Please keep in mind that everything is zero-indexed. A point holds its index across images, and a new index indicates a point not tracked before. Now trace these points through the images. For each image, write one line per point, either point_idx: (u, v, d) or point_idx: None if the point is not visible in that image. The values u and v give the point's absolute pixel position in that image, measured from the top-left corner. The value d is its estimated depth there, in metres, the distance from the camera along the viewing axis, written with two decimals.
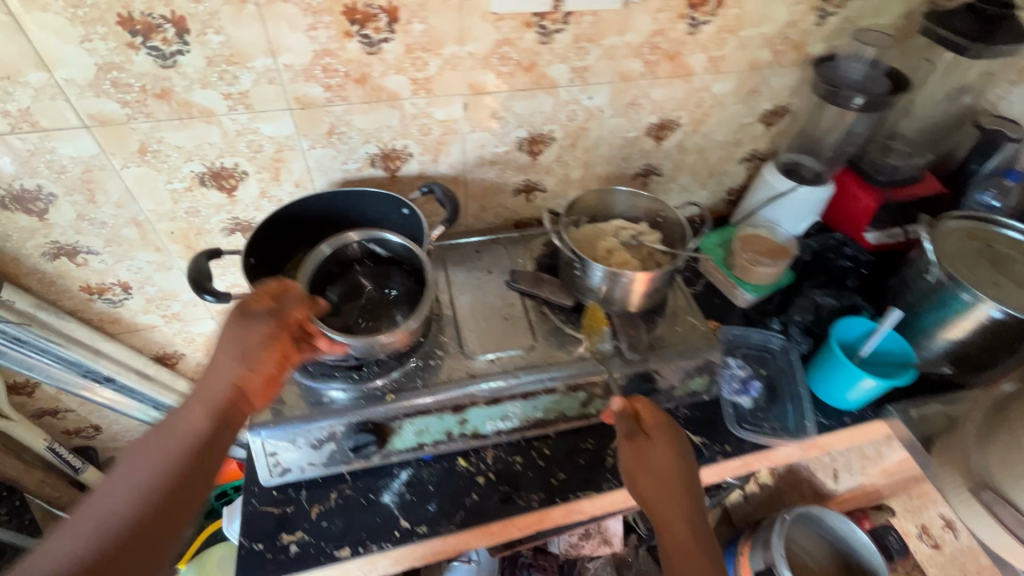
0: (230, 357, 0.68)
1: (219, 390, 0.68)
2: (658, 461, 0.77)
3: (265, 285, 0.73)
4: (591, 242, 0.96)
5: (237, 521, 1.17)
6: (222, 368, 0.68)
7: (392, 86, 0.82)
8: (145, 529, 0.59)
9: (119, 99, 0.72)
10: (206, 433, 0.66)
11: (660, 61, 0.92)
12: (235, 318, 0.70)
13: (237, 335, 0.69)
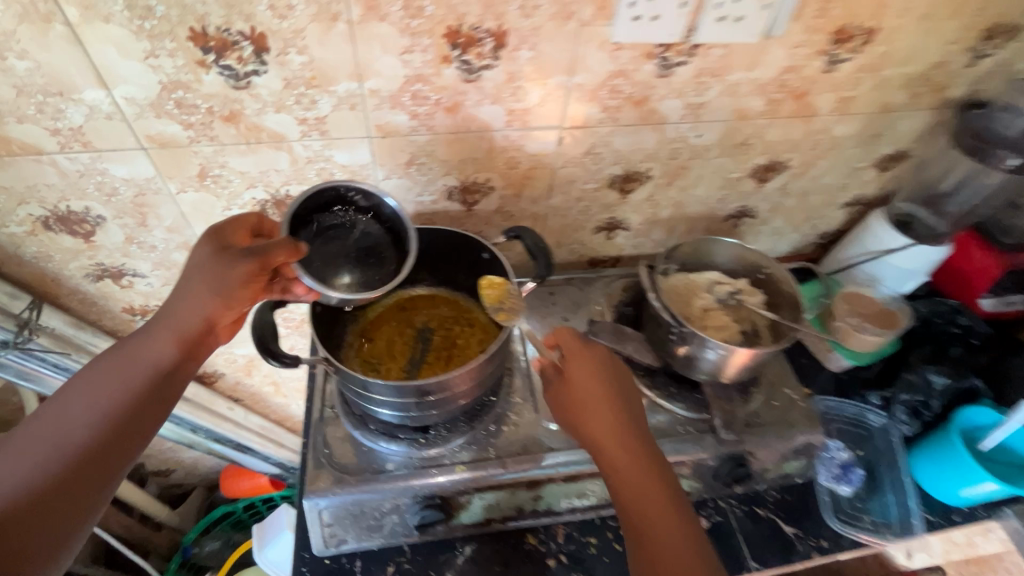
0: (200, 287, 0.59)
1: (193, 322, 0.60)
2: (588, 391, 0.66)
3: (242, 218, 0.64)
4: (684, 297, 0.86)
5: (270, 547, 1.14)
6: (194, 299, 0.59)
7: (485, 116, 0.71)
8: (97, 460, 0.54)
9: (183, 120, 0.62)
10: (170, 363, 0.59)
11: (784, 99, 0.80)
12: (213, 252, 0.60)
13: (213, 266, 0.59)
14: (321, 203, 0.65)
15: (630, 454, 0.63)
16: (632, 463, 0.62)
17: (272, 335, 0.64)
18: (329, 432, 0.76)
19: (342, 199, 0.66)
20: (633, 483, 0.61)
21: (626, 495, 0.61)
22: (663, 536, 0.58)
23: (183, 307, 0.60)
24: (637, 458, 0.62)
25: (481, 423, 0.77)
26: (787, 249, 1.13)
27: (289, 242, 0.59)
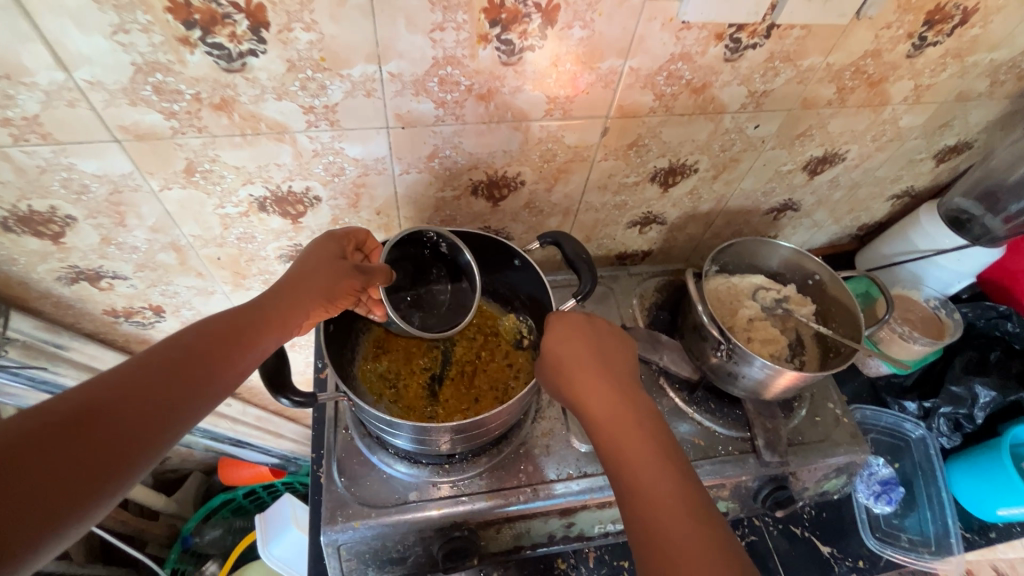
0: (310, 278, 0.55)
1: (296, 307, 0.53)
2: (576, 358, 0.60)
3: (354, 232, 0.62)
4: (728, 305, 0.79)
5: (275, 543, 1.10)
6: (302, 287, 0.54)
7: (523, 104, 0.61)
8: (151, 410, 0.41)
9: (164, 109, 0.51)
10: (261, 334, 0.50)
11: (858, 87, 0.71)
12: (327, 254, 0.57)
13: (324, 268, 0.56)
14: (412, 245, 0.64)
15: (623, 416, 0.54)
16: (623, 425, 0.53)
17: (278, 364, 0.55)
18: (343, 457, 0.69)
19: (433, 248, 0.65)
20: (623, 444, 0.51)
21: (616, 459, 0.51)
22: (660, 499, 0.46)
23: (290, 288, 0.54)
24: (631, 419, 0.54)
25: (507, 445, 0.72)
26: (824, 241, 1.06)
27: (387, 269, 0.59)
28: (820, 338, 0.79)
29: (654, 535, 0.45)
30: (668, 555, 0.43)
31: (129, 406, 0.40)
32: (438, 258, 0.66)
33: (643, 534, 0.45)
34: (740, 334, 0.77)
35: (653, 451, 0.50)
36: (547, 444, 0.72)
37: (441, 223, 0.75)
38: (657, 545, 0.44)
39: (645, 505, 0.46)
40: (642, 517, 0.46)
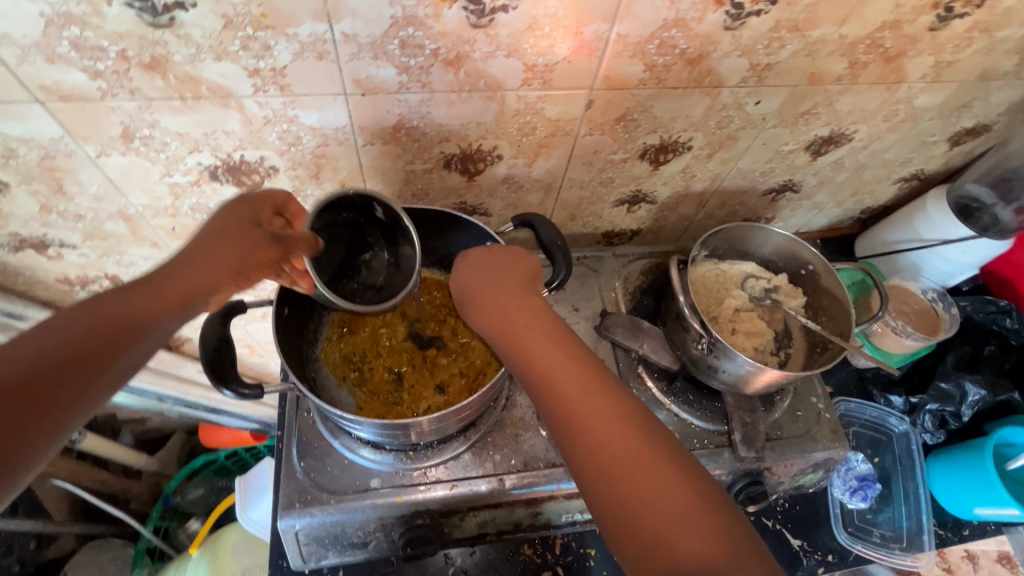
0: (219, 247, 0.48)
1: (201, 279, 0.47)
2: (495, 292, 0.56)
3: (272, 193, 0.55)
4: (713, 294, 0.75)
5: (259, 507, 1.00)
6: (210, 256, 0.47)
7: (497, 72, 0.55)
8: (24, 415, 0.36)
9: (87, 67, 0.46)
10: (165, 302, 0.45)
11: (872, 62, 0.64)
12: (236, 223, 0.50)
13: (235, 237, 0.49)
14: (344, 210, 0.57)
15: (549, 343, 0.50)
16: (546, 348, 0.50)
17: (223, 355, 0.54)
18: (305, 441, 0.67)
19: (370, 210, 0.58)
20: (553, 372, 0.48)
21: (547, 390, 0.47)
22: (603, 422, 0.44)
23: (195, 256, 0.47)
24: (558, 344, 0.50)
25: (474, 432, 0.69)
26: (824, 223, 1.00)
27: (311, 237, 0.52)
28: (808, 332, 0.76)
29: (604, 459, 0.42)
30: (624, 477, 0.41)
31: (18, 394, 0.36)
32: (377, 223, 0.59)
33: (593, 460, 0.43)
34: (724, 325, 0.73)
35: (584, 375, 0.47)
36: (516, 433, 0.69)
37: (412, 197, 0.70)
38: (609, 469, 0.42)
39: (589, 431, 0.44)
40: (589, 444, 0.43)
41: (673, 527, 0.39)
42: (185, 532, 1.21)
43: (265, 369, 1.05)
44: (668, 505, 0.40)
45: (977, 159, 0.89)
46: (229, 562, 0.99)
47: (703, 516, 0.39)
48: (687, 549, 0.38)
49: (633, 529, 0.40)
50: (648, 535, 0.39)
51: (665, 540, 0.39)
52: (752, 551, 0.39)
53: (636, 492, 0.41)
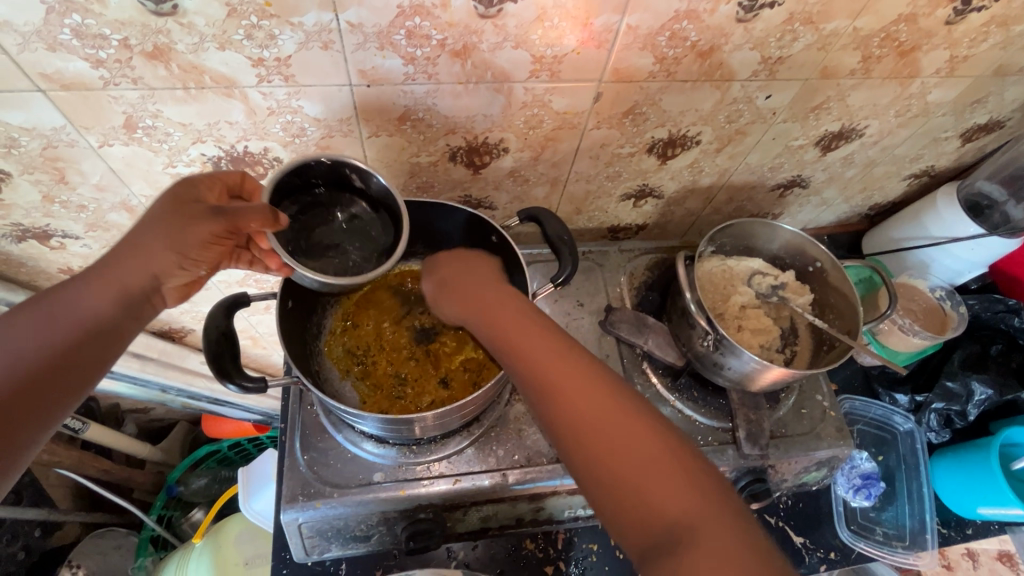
0: (151, 237, 0.49)
1: (134, 277, 0.49)
2: (472, 290, 0.58)
3: (222, 173, 0.53)
4: (720, 290, 0.74)
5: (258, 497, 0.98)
6: (142, 249, 0.49)
7: (504, 63, 0.54)
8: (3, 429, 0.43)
9: (89, 56, 0.45)
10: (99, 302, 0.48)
11: (886, 56, 0.63)
12: (171, 207, 0.50)
13: (167, 222, 0.49)
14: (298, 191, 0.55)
15: (524, 320, 0.50)
16: (517, 325, 0.50)
17: (226, 349, 0.53)
18: (307, 435, 0.67)
19: (340, 171, 0.55)
20: (527, 346, 0.48)
21: (522, 365, 0.47)
22: (577, 388, 0.43)
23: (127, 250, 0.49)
24: (531, 320, 0.50)
25: (478, 427, 0.68)
26: (832, 219, 0.99)
27: (269, 208, 0.49)
28: (814, 329, 0.75)
29: (579, 425, 0.42)
30: (597, 440, 0.41)
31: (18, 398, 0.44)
32: (352, 186, 0.57)
33: (568, 426, 0.42)
34: (730, 322, 0.72)
35: (558, 347, 0.47)
36: (520, 428, 0.69)
37: (417, 189, 0.69)
38: (583, 433, 0.41)
39: (563, 398, 0.43)
40: (562, 411, 0.43)
41: (649, 481, 0.38)
42: (188, 522, 1.21)
43: (269, 360, 1.05)
44: (641, 463, 0.39)
45: (989, 155, 0.88)
46: (230, 552, 0.99)
47: (678, 472, 0.38)
48: (664, 506, 0.37)
49: (610, 489, 0.39)
50: (624, 495, 0.39)
51: (642, 497, 0.38)
52: (730, 505, 0.37)
53: (610, 451, 0.40)
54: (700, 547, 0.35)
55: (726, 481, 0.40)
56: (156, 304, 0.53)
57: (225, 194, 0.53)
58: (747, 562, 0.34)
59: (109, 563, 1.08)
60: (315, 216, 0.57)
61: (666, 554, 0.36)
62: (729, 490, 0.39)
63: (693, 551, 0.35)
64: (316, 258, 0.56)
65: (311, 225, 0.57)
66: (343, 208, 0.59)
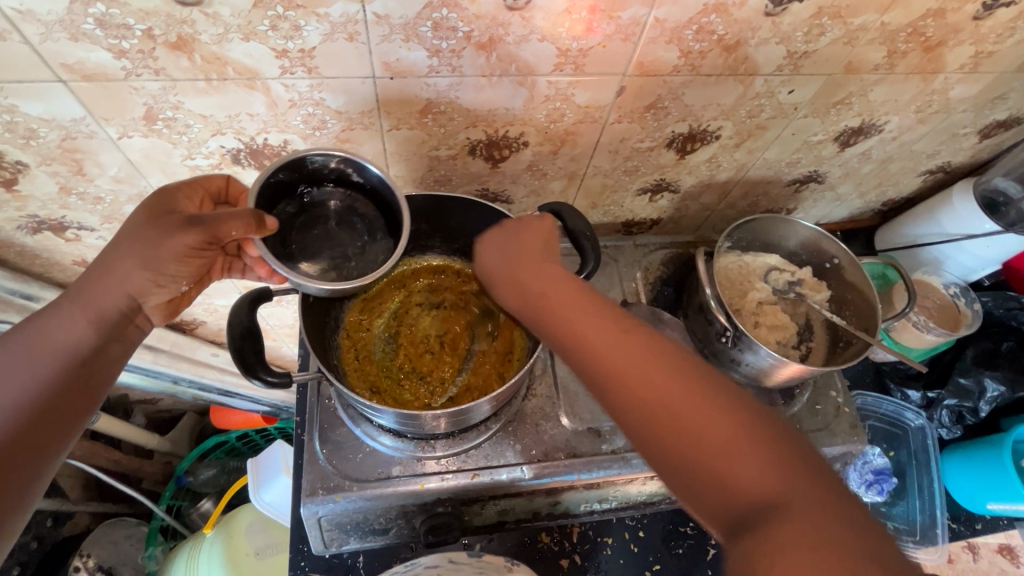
0: (125, 255, 0.51)
1: (111, 299, 0.52)
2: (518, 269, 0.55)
3: (204, 180, 0.55)
4: (738, 286, 0.74)
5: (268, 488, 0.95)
6: (118, 269, 0.51)
7: (529, 56, 0.53)
8: (22, 452, 0.46)
9: (113, 46, 0.45)
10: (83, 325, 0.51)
11: (911, 52, 0.63)
12: (147, 219, 0.51)
13: (142, 237, 0.51)
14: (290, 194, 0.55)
15: (575, 305, 0.49)
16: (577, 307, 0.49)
17: (249, 345, 0.54)
18: (325, 429, 0.67)
19: (330, 167, 0.54)
20: (583, 334, 0.47)
21: (586, 354, 0.46)
22: (641, 373, 0.43)
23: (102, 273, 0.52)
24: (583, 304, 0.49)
25: (495, 422, 0.68)
26: (845, 215, 0.98)
27: (254, 213, 0.49)
28: (830, 327, 0.75)
29: (649, 409, 0.42)
30: (669, 424, 0.41)
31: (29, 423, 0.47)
32: (350, 181, 0.56)
33: (638, 412, 0.42)
34: (747, 319, 0.72)
35: (614, 332, 0.46)
36: (537, 423, 0.69)
37: (435, 182, 0.69)
38: (654, 417, 0.41)
39: (628, 384, 0.43)
40: (629, 397, 0.43)
41: (728, 462, 0.38)
42: (197, 512, 1.21)
43: (279, 353, 1.05)
44: (719, 442, 0.39)
45: (1006, 152, 0.87)
46: (241, 543, 0.99)
47: (758, 449, 0.38)
48: (746, 483, 0.37)
49: (687, 471, 0.39)
50: (704, 475, 0.39)
51: (721, 477, 0.38)
52: (817, 476, 0.37)
53: (686, 432, 0.40)
54: (788, 520, 0.35)
55: (810, 450, 0.40)
56: (139, 323, 0.56)
57: (206, 202, 0.55)
58: (837, 533, 0.34)
59: (119, 552, 1.08)
60: (312, 215, 0.56)
61: (752, 529, 0.36)
62: (812, 460, 0.39)
63: (781, 525, 0.35)
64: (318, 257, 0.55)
65: (310, 224, 0.55)
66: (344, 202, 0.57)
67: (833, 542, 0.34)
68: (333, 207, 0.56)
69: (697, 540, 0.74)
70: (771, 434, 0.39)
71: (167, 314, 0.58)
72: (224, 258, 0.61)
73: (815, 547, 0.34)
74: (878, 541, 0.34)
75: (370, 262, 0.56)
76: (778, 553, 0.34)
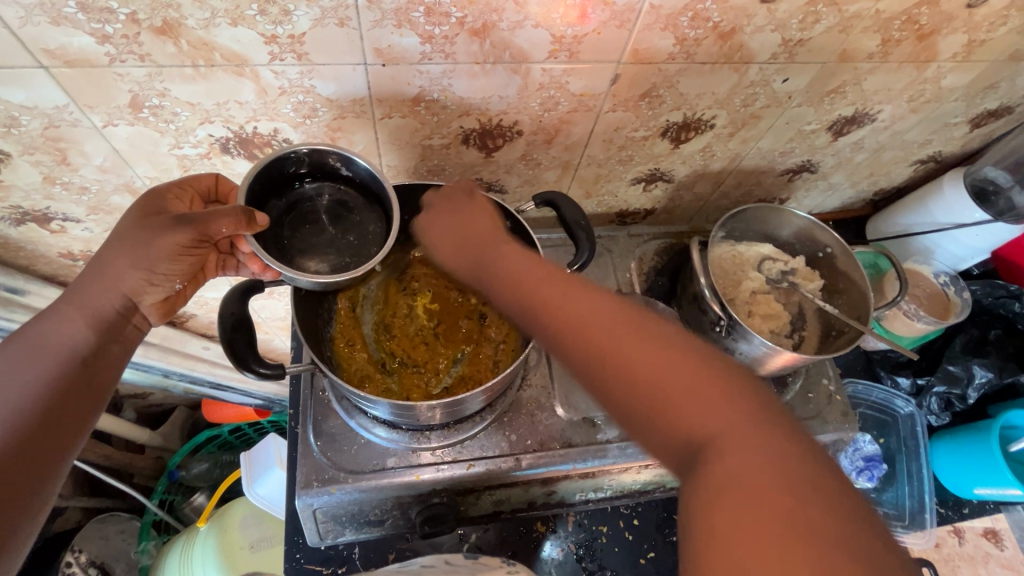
0: (117, 255, 0.50)
1: (105, 299, 0.51)
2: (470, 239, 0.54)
3: (193, 179, 0.54)
4: (732, 275, 0.74)
5: (261, 482, 0.94)
6: (111, 269, 0.51)
7: (523, 43, 0.53)
8: (33, 456, 0.47)
9: (96, 31, 0.44)
10: (78, 328, 0.50)
11: (905, 40, 0.63)
12: (138, 219, 0.50)
13: (133, 235, 0.50)
14: (278, 191, 0.54)
15: (521, 267, 0.47)
16: (523, 268, 0.47)
17: (242, 336, 0.53)
18: (319, 421, 0.66)
19: (322, 161, 0.54)
20: (532, 289, 0.45)
21: (532, 310, 0.44)
22: (584, 323, 0.41)
23: (95, 274, 0.51)
24: (532, 265, 0.48)
25: (490, 413, 0.68)
26: (837, 205, 0.99)
27: (243, 210, 0.48)
28: (823, 315, 0.75)
29: (593, 359, 0.39)
30: (614, 372, 0.38)
31: (35, 431, 0.47)
32: (341, 177, 0.56)
33: (582, 363, 0.40)
34: (741, 308, 0.73)
35: (561, 286, 0.44)
36: (532, 413, 0.69)
37: (427, 172, 0.68)
38: (597, 368, 0.39)
39: (572, 336, 0.41)
40: (576, 347, 0.40)
41: (677, 406, 0.36)
42: (191, 506, 1.20)
43: (271, 346, 1.04)
44: (666, 387, 0.36)
45: (996, 141, 0.88)
46: (235, 536, 0.98)
47: (705, 390, 0.36)
48: (692, 425, 0.35)
49: (634, 417, 0.37)
50: (650, 420, 0.36)
51: (668, 422, 0.36)
52: (768, 415, 0.35)
53: (631, 377, 0.37)
54: (735, 463, 0.33)
55: (764, 388, 0.37)
56: (136, 323, 0.55)
57: (196, 200, 0.55)
58: (786, 470, 0.32)
59: (111, 547, 1.07)
60: (302, 210, 0.55)
61: (697, 470, 0.34)
62: (764, 399, 0.36)
63: (725, 466, 0.33)
64: (308, 252, 0.54)
65: (301, 221, 0.55)
66: (333, 197, 0.57)
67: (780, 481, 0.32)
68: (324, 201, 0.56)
69: None
70: (721, 374, 0.37)
71: (165, 313, 0.57)
72: (217, 255, 0.60)
73: (761, 487, 0.32)
74: (829, 476, 0.32)
75: (364, 255, 0.55)
76: (722, 494, 0.32)
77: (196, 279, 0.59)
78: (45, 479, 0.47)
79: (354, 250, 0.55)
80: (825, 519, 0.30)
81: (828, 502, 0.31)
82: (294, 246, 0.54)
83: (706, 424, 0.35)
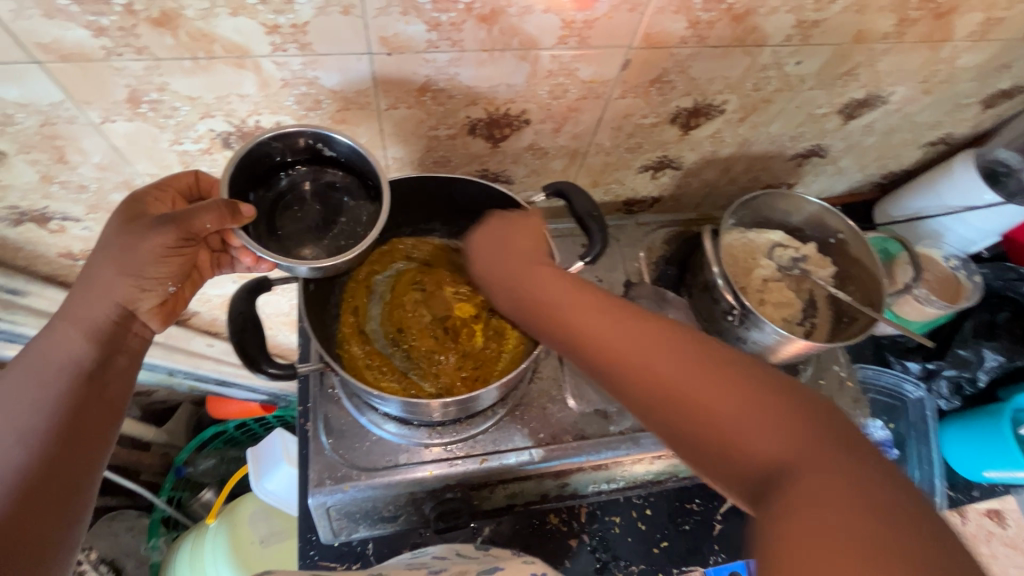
0: (104, 264, 0.49)
1: (99, 310, 0.50)
2: (516, 266, 0.55)
3: (172, 179, 0.53)
4: (745, 263, 0.73)
5: (265, 479, 0.92)
6: (100, 280, 0.49)
7: (532, 29, 0.51)
8: (59, 474, 0.46)
9: (91, 23, 0.42)
10: (77, 346, 0.49)
11: (921, 19, 0.61)
12: (121, 225, 0.49)
13: (118, 242, 0.49)
14: (259, 183, 0.52)
15: (570, 298, 0.48)
16: (567, 298, 0.48)
17: (252, 337, 0.53)
18: (332, 419, 0.66)
19: (300, 146, 0.51)
20: (576, 321, 0.46)
21: (580, 346, 0.45)
22: (639, 352, 0.41)
23: (88, 287, 0.50)
24: (575, 295, 0.48)
25: (501, 407, 0.67)
26: (844, 189, 0.97)
27: (227, 203, 0.46)
28: (834, 301, 0.75)
29: (649, 387, 0.39)
30: (682, 406, 0.37)
31: (53, 457, 0.46)
32: (326, 159, 0.53)
33: (644, 394, 0.39)
34: (753, 296, 0.72)
35: (604, 316, 0.45)
36: (544, 406, 0.68)
37: (433, 164, 0.67)
38: (652, 394, 0.39)
39: (626, 366, 0.41)
40: (626, 376, 0.41)
41: (735, 429, 0.35)
42: (199, 502, 1.19)
43: (275, 341, 1.03)
44: (721, 409, 0.36)
45: (1007, 121, 0.87)
46: (246, 532, 0.98)
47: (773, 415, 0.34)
48: (761, 454, 0.34)
49: (695, 444, 0.36)
50: (718, 451, 0.35)
51: (733, 448, 0.35)
52: (857, 453, 0.33)
53: (682, 400, 0.37)
54: (806, 487, 0.32)
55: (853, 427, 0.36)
56: (138, 331, 0.54)
57: (178, 200, 0.53)
58: (863, 493, 0.31)
59: (121, 543, 1.07)
60: (290, 202, 0.54)
61: (771, 497, 0.33)
62: (850, 432, 0.34)
63: (801, 493, 0.32)
64: (300, 243, 0.52)
65: (289, 213, 0.53)
66: (318, 181, 0.54)
67: (852, 503, 0.30)
68: (308, 188, 0.54)
69: (703, 516, 0.75)
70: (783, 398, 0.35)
71: (166, 319, 0.56)
72: (211, 253, 0.59)
73: (835, 514, 0.30)
74: (916, 511, 0.30)
75: (360, 236, 0.53)
76: (790, 516, 0.31)
77: (193, 280, 0.58)
78: (75, 500, 0.47)
79: (347, 233, 0.53)
80: (914, 554, 0.28)
81: (915, 535, 0.29)
82: (283, 239, 0.52)
83: (767, 448, 0.34)
